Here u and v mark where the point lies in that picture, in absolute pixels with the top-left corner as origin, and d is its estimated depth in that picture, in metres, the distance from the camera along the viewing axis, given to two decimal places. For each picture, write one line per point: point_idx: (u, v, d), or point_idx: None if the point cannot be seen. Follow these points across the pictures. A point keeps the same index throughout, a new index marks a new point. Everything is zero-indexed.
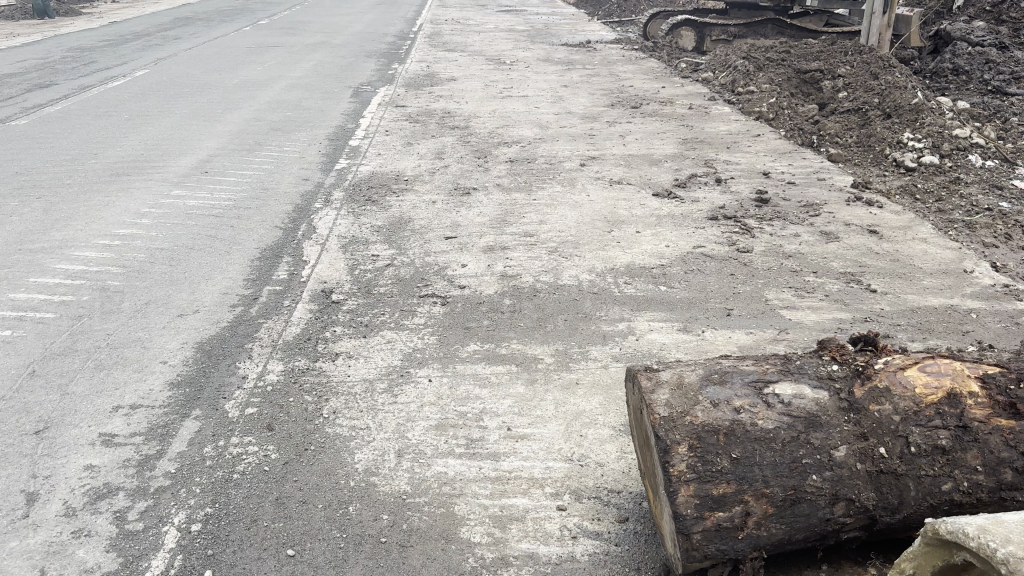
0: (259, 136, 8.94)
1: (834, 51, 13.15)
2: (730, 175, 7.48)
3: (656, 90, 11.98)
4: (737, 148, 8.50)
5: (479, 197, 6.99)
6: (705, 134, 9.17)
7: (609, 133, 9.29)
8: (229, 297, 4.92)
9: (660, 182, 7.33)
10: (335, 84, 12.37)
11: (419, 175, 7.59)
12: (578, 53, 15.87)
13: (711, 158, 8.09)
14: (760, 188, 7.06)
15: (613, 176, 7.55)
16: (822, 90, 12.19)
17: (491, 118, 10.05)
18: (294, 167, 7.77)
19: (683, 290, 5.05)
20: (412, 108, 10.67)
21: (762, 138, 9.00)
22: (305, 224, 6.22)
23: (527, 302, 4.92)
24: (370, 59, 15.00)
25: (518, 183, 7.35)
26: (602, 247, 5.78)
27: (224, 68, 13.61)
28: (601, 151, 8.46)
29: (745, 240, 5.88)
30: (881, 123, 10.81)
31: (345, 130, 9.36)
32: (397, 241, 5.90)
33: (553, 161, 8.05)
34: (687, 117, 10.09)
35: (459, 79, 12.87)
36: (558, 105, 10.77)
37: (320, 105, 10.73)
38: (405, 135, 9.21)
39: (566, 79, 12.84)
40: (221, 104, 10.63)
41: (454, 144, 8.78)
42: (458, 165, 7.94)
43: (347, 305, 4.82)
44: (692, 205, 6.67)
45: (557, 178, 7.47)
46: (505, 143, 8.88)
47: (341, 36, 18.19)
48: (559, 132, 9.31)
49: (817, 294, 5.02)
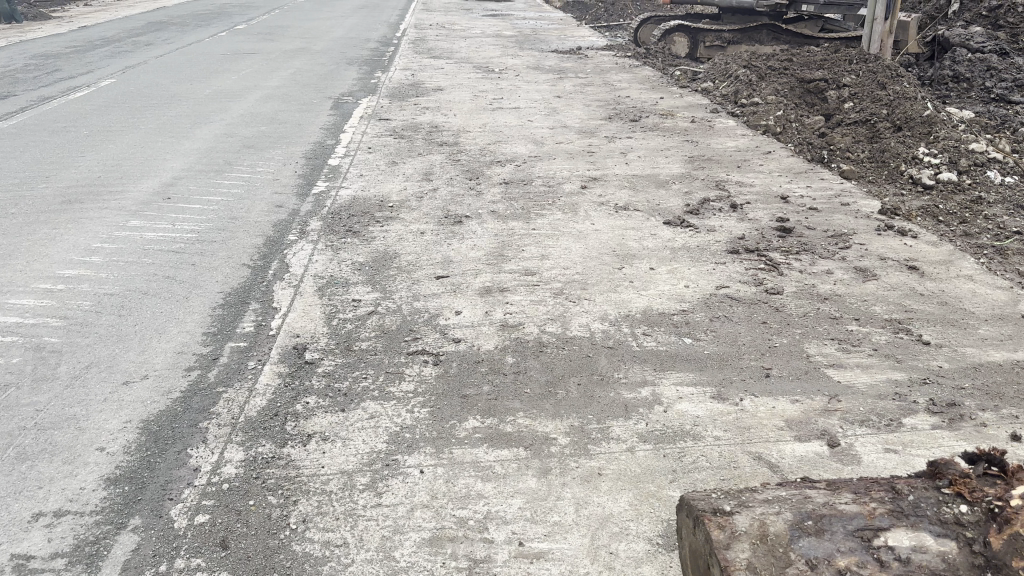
0: (229, 155, 8.26)
1: (838, 59, 12.60)
2: (745, 200, 6.85)
3: (654, 100, 11.37)
4: (748, 167, 7.88)
5: (472, 226, 6.32)
6: (712, 150, 8.56)
7: (609, 150, 8.66)
8: (183, 359, 4.24)
9: (671, 208, 6.70)
10: (314, 94, 11.68)
11: (405, 200, 6.91)
12: (569, 61, 15.24)
13: (722, 179, 7.47)
14: (780, 216, 6.43)
15: (619, 201, 6.91)
16: (827, 100, 11.63)
17: (481, 132, 9.39)
18: (267, 192, 7.08)
19: (712, 344, 4.39)
20: (397, 121, 9.99)
21: (773, 155, 8.40)
22: (277, 260, 5.55)
23: (532, 359, 4.25)
24: (352, 67, 14.33)
25: (515, 210, 6.70)
26: (614, 288, 5.12)
27: (196, 77, 12.89)
28: (603, 172, 7.82)
29: (773, 279, 5.23)
30: (893, 136, 10.25)
31: (325, 148, 8.67)
32: (382, 281, 5.22)
33: (551, 184, 7.41)
34: (690, 131, 9.48)
35: (446, 89, 12.20)
36: (553, 119, 10.13)
37: (298, 118, 10.04)
38: (389, 152, 8.53)
39: (559, 89, 12.21)
40: (190, 118, 9.94)
41: (443, 163, 8.11)
42: (448, 188, 7.27)
43: (322, 366, 4.13)
44: (708, 235, 6.03)
45: (557, 204, 6.83)
46: (497, 161, 8.23)
47: (322, 42, 17.49)
48: (555, 150, 8.67)
49: (864, 349, 4.37)
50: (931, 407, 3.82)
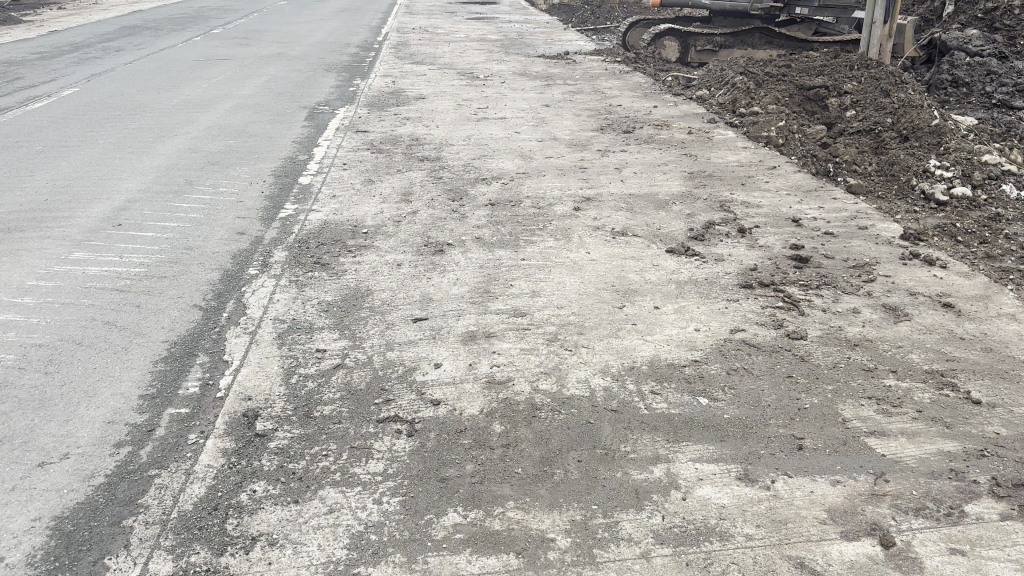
0: (191, 173, 7.62)
1: (838, 64, 12.10)
2: (753, 223, 6.27)
3: (648, 109, 10.79)
4: (753, 184, 7.30)
5: (455, 255, 5.70)
6: (713, 165, 7.98)
7: (603, 165, 8.07)
8: (113, 431, 3.61)
9: (674, 233, 6.11)
10: (288, 103, 11.06)
11: (381, 225, 6.28)
12: (556, 66, 14.65)
13: (726, 199, 6.89)
14: (794, 242, 5.86)
15: (615, 225, 6.32)
16: (828, 108, 11.11)
17: (465, 146, 8.79)
18: (229, 215, 6.45)
19: (731, 406, 3.79)
20: (375, 133, 9.37)
21: (779, 170, 7.83)
22: (233, 300, 4.92)
23: (524, 425, 3.63)
24: (331, 73, 13.71)
25: (502, 236, 6.09)
26: (615, 332, 4.51)
27: (164, 86, 12.23)
28: (597, 191, 7.23)
29: (794, 322, 4.64)
30: (899, 146, 9.74)
31: (296, 163, 8.04)
32: (352, 325, 4.59)
33: (541, 205, 6.81)
34: (687, 143, 8.91)
35: (427, 97, 11.58)
36: (541, 130, 9.54)
37: (269, 130, 9.40)
38: (366, 169, 7.91)
39: (547, 97, 11.62)
40: (153, 131, 9.29)
41: (423, 181, 7.49)
42: (428, 210, 6.65)
43: (276, 441, 3.50)
44: (717, 266, 5.44)
45: (548, 229, 6.23)
46: (482, 178, 7.62)
47: (300, 47, 16.83)
48: (545, 165, 8.08)
49: (906, 413, 3.79)
50: (996, 489, 3.24)
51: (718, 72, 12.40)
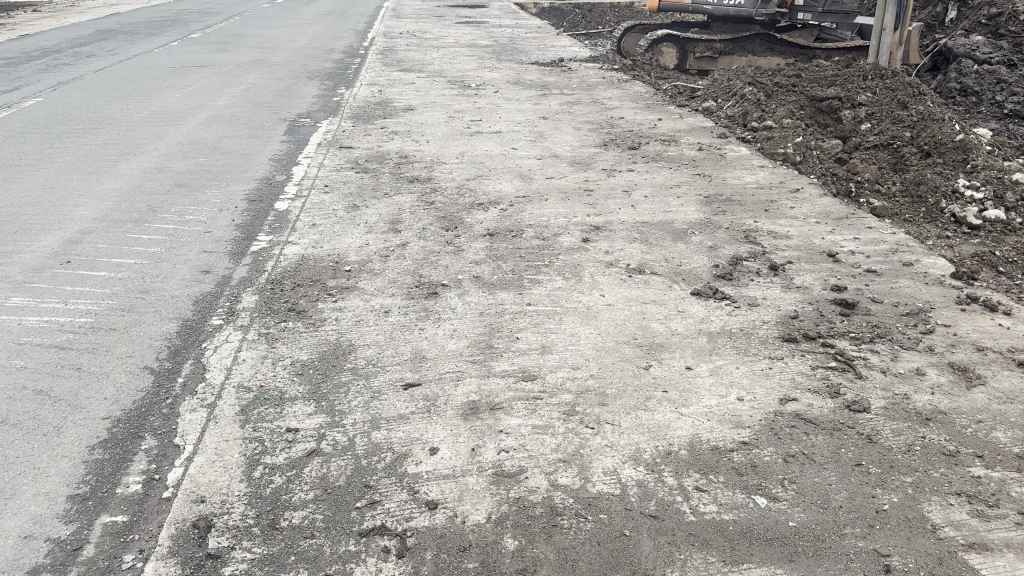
0: (155, 197, 6.90)
1: (850, 74, 11.51)
2: (784, 258, 5.58)
3: (652, 122, 10.13)
4: (777, 211, 6.63)
5: (450, 299, 5.00)
6: (729, 187, 7.32)
7: (610, 187, 7.41)
8: (29, 551, 2.88)
9: (699, 269, 5.43)
10: (267, 115, 10.36)
11: (366, 260, 5.56)
12: (551, 74, 13.99)
13: (750, 229, 6.22)
14: (833, 283, 5.19)
15: (630, 260, 5.63)
16: (842, 121, 10.49)
17: (457, 165, 8.10)
18: (194, 250, 5.75)
19: (795, 510, 3.11)
20: (360, 150, 8.64)
21: (802, 193, 7.17)
22: (191, 360, 4.20)
23: (543, 539, 2.92)
24: (313, 81, 13.01)
25: (503, 274, 5.39)
26: (644, 402, 3.80)
27: (134, 96, 11.47)
28: (606, 218, 6.55)
29: (851, 389, 3.96)
30: (921, 163, 9.17)
31: (273, 185, 7.34)
32: (330, 393, 3.86)
33: (545, 235, 6.12)
34: (699, 162, 8.25)
35: (417, 109, 10.89)
36: (539, 147, 8.87)
37: (244, 146, 8.69)
38: (351, 191, 7.19)
39: (544, 109, 10.95)
40: (117, 148, 8.56)
41: (414, 207, 6.78)
42: (419, 243, 5.95)
43: (232, 567, 2.79)
44: (752, 313, 4.75)
45: (554, 266, 5.53)
46: (478, 203, 6.93)
47: (281, 52, 16.11)
48: (546, 187, 7.40)
49: (1006, 517, 3.12)
50: None
51: (724, 82, 11.73)
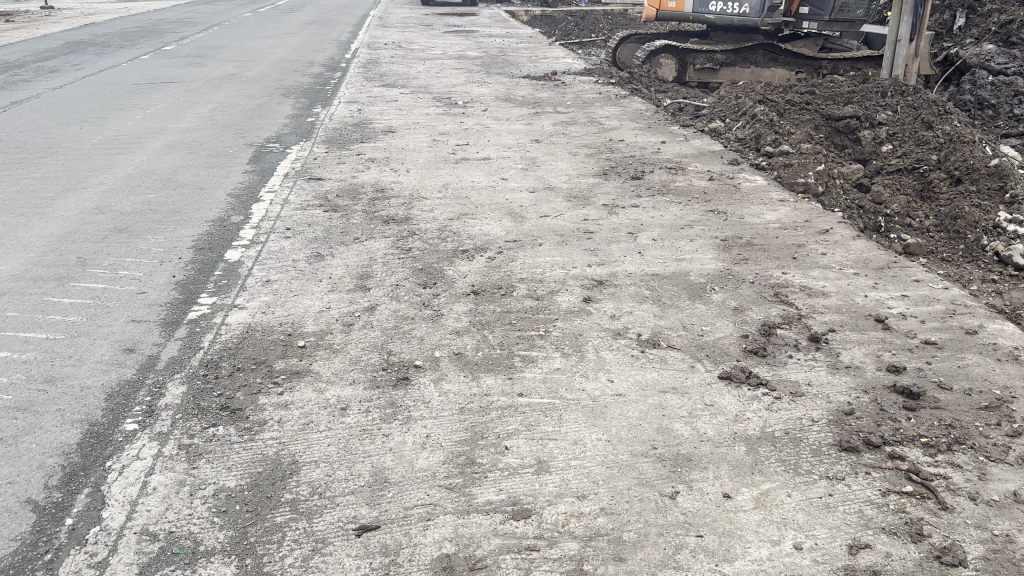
0: (88, 246, 6.00)
1: (868, 90, 10.69)
2: (822, 328, 4.70)
3: (655, 145, 9.27)
4: (807, 260, 5.74)
5: (424, 385, 4.08)
6: (748, 228, 6.43)
7: (614, 227, 6.53)
8: None
9: (726, 341, 4.53)
10: (232, 140, 9.46)
11: (326, 331, 4.64)
12: (544, 89, 13.15)
13: (778, 284, 5.33)
14: (888, 363, 4.30)
15: (641, 327, 4.73)
16: (861, 142, 9.61)
17: (441, 200, 7.23)
18: (122, 318, 4.86)
19: None
20: (332, 182, 7.74)
21: (831, 234, 6.29)
22: (87, 491, 3.32)
23: None
24: (288, 99, 12.11)
25: (488, 348, 4.48)
26: (673, 554, 2.90)
27: (90, 118, 10.56)
28: (610, 269, 5.65)
29: (937, 529, 3.06)
30: (952, 190, 8.33)
31: (229, 229, 6.43)
32: (259, 545, 2.96)
33: (539, 293, 5.22)
34: (710, 194, 7.37)
35: (398, 131, 10.01)
36: (531, 177, 8.00)
37: (202, 180, 7.79)
38: (317, 235, 6.29)
39: (536, 130, 10.10)
40: (58, 182, 7.65)
41: (388, 255, 5.90)
42: (391, 304, 5.05)
43: None
44: (795, 410, 3.86)
45: (550, 336, 4.62)
46: (463, 249, 6.06)
47: (257, 66, 15.22)
48: (539, 229, 6.51)
49: None
50: None
51: (731, 100, 10.83)
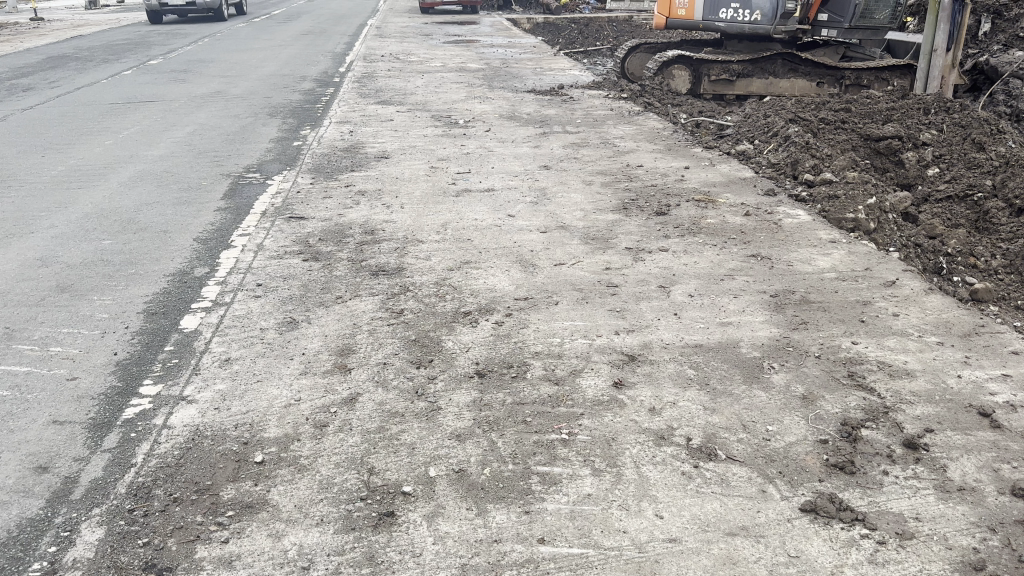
0: (18, 312, 5.06)
1: (908, 106, 9.76)
2: (917, 430, 3.74)
3: (678, 172, 8.32)
4: (878, 325, 4.79)
5: (417, 523, 3.12)
6: (799, 280, 5.46)
7: (642, 279, 5.57)
8: None
9: (801, 452, 3.57)
10: (208, 169, 8.53)
11: (292, 438, 3.68)
12: (551, 105, 12.22)
13: (850, 362, 4.37)
14: (1011, 485, 3.35)
15: (689, 426, 3.75)
16: (905, 165, 8.66)
17: (438, 244, 6.29)
18: (40, 418, 3.92)
19: None
20: (315, 221, 6.79)
21: (898, 289, 5.34)
22: None
23: None
24: (274, 119, 11.20)
25: (497, 460, 3.51)
26: None
27: (55, 144, 9.63)
28: (642, 337, 4.69)
29: None
30: (1015, 220, 7.39)
31: (189, 286, 5.49)
32: None
33: (559, 376, 4.26)
34: (749, 234, 6.41)
35: (393, 156, 9.09)
36: (542, 213, 7.05)
37: (167, 221, 6.86)
38: (293, 293, 5.34)
39: (545, 154, 9.17)
40: (2, 224, 6.72)
41: (377, 319, 4.95)
42: (376, 391, 4.09)
43: None
44: (908, 566, 2.91)
45: (575, 440, 3.65)
46: (465, 309, 5.11)
47: (244, 82, 14.32)
48: (555, 281, 5.56)
49: None
50: None
51: (759, 118, 9.87)
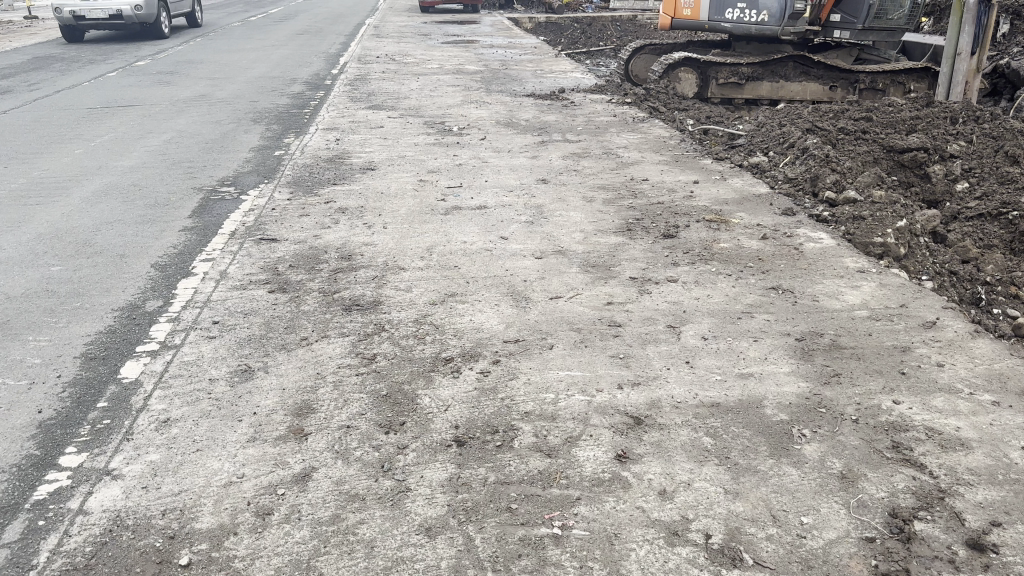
0: None
1: (933, 116, 9.11)
2: (982, 525, 3.12)
3: (687, 187, 7.68)
4: (922, 380, 4.16)
5: None
6: (827, 320, 4.84)
7: (649, 317, 4.93)
8: None
9: (842, 556, 2.95)
10: (179, 183, 7.90)
11: (229, 533, 3.06)
12: (552, 111, 11.58)
13: (893, 430, 3.73)
14: None
15: (707, 517, 3.13)
16: (931, 179, 8.01)
17: (422, 271, 5.66)
18: None
19: None
20: (287, 244, 6.15)
21: (940, 332, 4.70)
22: None
23: None
24: (257, 126, 10.57)
25: (475, 564, 2.88)
26: None
27: (21, 153, 9.00)
28: (649, 391, 4.05)
29: None
30: None
31: (137, 324, 4.87)
32: None
33: (552, 442, 3.62)
34: (767, 262, 5.77)
35: (379, 167, 8.46)
36: (538, 235, 6.42)
37: (125, 244, 6.23)
38: (252, 332, 4.70)
39: (543, 165, 8.53)
40: None
41: (345, 365, 4.31)
42: (334, 465, 3.45)
43: None
44: None
45: (569, 536, 3.02)
46: (445, 354, 4.47)
47: (231, 85, 13.69)
48: (550, 319, 4.93)
49: None
50: None
51: (773, 128, 9.25)
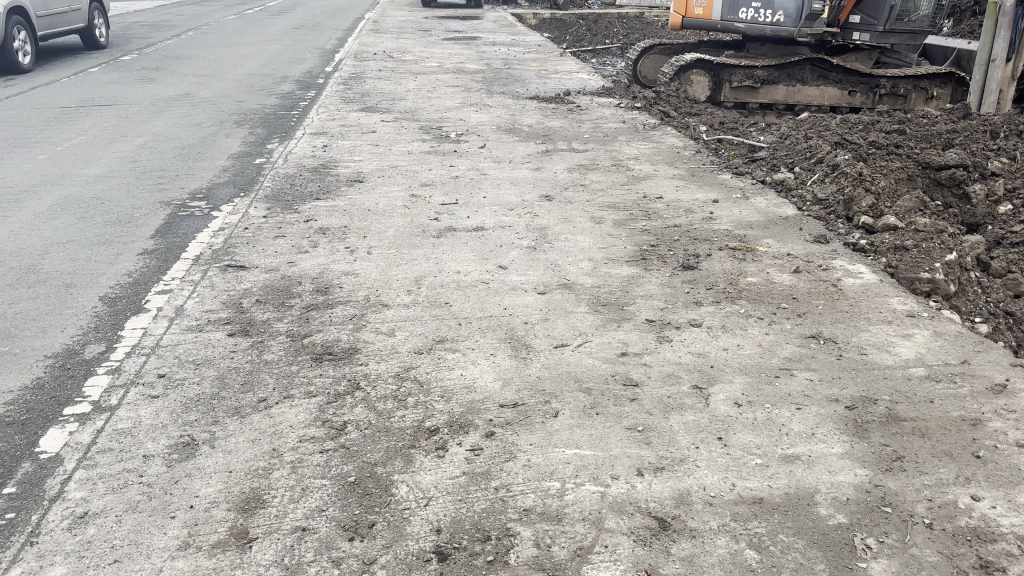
0: None
1: (971, 131, 8.38)
2: None
3: (706, 207, 6.95)
4: (1003, 468, 3.44)
5: None
6: (879, 382, 4.11)
7: (670, 373, 4.21)
8: None
9: None
10: (146, 196, 7.17)
11: None
12: (556, 116, 10.85)
13: (980, 541, 3.01)
14: None
15: None
16: (973, 199, 7.27)
17: (407, 309, 4.95)
18: None
19: None
20: (257, 272, 5.44)
21: (1014, 398, 3.98)
22: None
23: None
24: (239, 130, 9.84)
25: None
26: None
27: None
28: (676, 481, 3.33)
29: None
30: None
31: (70, 377, 4.15)
32: None
33: (559, 557, 2.89)
34: (803, 302, 5.05)
35: (368, 179, 7.75)
36: (540, 264, 5.70)
37: (73, 271, 5.50)
38: (203, 389, 3.99)
39: (547, 179, 7.81)
40: None
41: (309, 437, 3.60)
42: None
43: None
44: None
45: None
46: (429, 422, 3.75)
47: (217, 83, 12.95)
48: (554, 374, 4.21)
49: None
50: None
51: (798, 141, 8.52)
